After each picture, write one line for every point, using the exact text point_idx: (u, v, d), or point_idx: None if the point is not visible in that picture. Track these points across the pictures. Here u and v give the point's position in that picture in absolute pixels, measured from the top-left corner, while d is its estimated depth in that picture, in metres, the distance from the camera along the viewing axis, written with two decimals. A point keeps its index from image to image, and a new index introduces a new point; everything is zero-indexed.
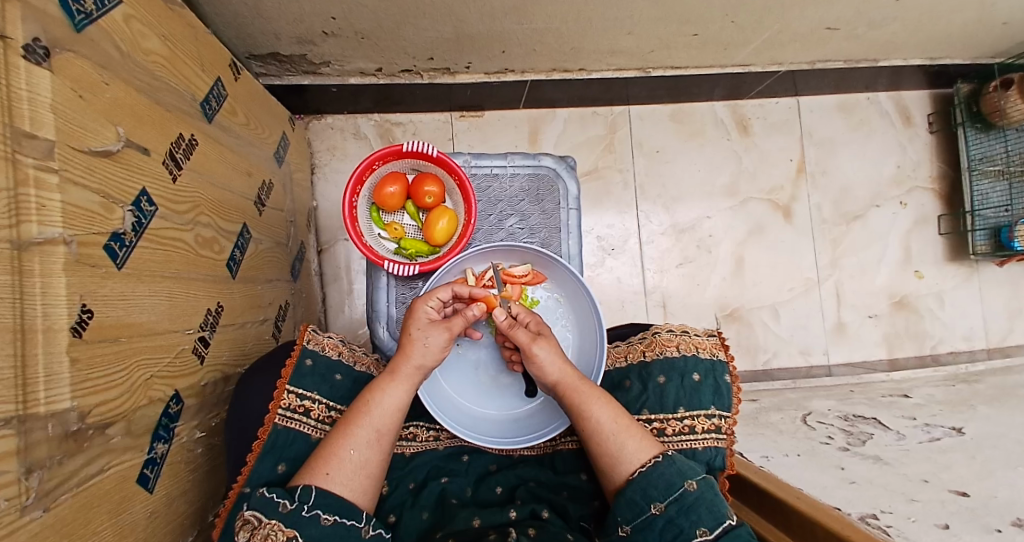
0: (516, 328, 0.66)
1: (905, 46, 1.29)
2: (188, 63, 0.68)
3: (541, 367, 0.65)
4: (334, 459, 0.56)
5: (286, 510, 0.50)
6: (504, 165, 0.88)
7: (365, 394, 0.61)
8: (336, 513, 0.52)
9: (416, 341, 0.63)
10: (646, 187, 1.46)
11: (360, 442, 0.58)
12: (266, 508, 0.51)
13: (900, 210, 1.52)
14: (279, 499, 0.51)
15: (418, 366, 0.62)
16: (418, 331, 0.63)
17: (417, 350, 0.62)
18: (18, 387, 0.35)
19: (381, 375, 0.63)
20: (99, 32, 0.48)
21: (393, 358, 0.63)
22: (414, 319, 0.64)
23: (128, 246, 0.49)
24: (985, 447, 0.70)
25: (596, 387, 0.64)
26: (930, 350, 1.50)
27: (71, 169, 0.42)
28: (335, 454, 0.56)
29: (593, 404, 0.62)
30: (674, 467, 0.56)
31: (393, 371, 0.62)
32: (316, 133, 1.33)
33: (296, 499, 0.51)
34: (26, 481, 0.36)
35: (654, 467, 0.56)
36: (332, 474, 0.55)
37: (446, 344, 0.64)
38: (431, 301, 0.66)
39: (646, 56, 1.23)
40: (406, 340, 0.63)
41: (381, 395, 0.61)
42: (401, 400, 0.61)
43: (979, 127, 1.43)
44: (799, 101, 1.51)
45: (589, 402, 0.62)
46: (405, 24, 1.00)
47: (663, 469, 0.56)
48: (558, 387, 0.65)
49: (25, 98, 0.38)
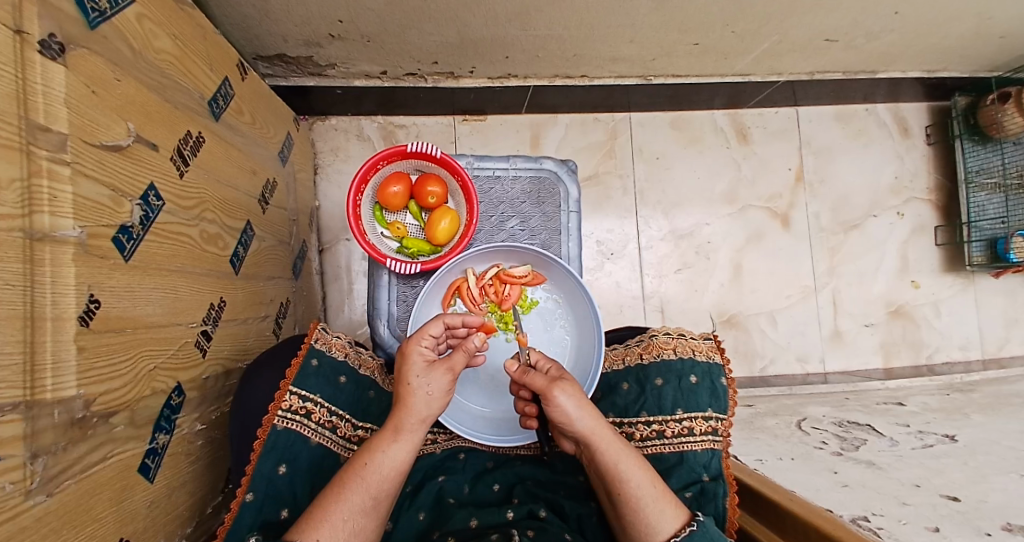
0: (530, 374, 0.61)
1: (902, 59, 1.31)
2: (197, 62, 0.69)
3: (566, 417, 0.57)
4: (326, 526, 0.51)
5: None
6: (506, 168, 0.89)
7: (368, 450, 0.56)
8: None
9: (416, 392, 0.57)
10: (646, 193, 1.48)
11: (355, 508, 0.53)
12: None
13: (897, 220, 1.54)
14: None
15: (425, 419, 0.57)
16: (417, 380, 0.58)
17: (422, 401, 0.57)
18: (26, 373, 0.36)
19: (386, 429, 0.57)
20: (112, 31, 0.49)
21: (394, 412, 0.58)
22: (412, 365, 0.59)
23: (135, 239, 0.50)
24: (977, 454, 0.71)
25: (627, 446, 0.57)
26: (926, 359, 1.51)
27: (83, 162, 0.43)
28: (326, 521, 0.51)
29: (628, 467, 0.56)
30: (711, 536, 0.52)
31: (398, 429, 0.57)
32: (320, 134, 1.34)
33: None
34: (31, 466, 0.36)
35: (692, 538, 0.52)
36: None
37: (449, 388, 0.60)
38: (424, 340, 0.61)
39: (647, 63, 1.25)
40: (406, 391, 0.58)
41: (384, 453, 0.56)
42: (403, 462, 0.57)
43: (975, 140, 1.45)
44: (798, 111, 1.53)
45: (623, 465, 0.56)
46: (411, 29, 1.02)
47: (700, 539, 0.52)
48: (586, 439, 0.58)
49: (40, 92, 0.39)
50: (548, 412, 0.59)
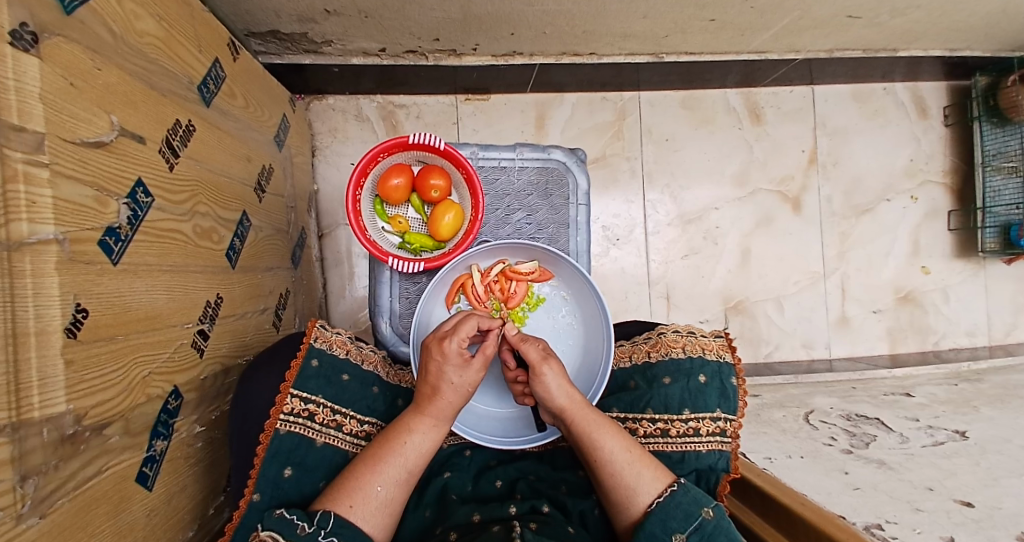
0: (527, 344, 0.64)
1: (927, 36, 1.24)
2: (185, 44, 0.65)
3: (548, 391, 0.62)
4: (360, 492, 0.54)
5: (303, 532, 0.49)
6: (512, 158, 0.85)
7: (397, 429, 0.59)
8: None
9: (451, 385, 0.60)
10: (654, 176, 1.43)
11: (388, 479, 0.56)
12: (284, 529, 0.50)
13: (911, 204, 1.50)
14: (298, 521, 0.50)
15: (454, 406, 0.61)
16: (452, 375, 0.60)
17: (454, 393, 0.60)
18: (10, 394, 0.34)
19: (413, 411, 0.61)
20: (89, 14, 0.45)
21: (423, 397, 0.61)
22: (444, 360, 0.59)
23: (124, 240, 0.48)
24: (989, 453, 0.70)
25: (601, 415, 0.62)
26: (932, 345, 1.50)
27: (63, 162, 0.40)
28: (360, 488, 0.55)
29: (603, 434, 0.60)
30: (690, 496, 0.55)
31: (430, 414, 0.60)
32: (317, 114, 1.29)
33: (314, 524, 0.50)
34: (22, 489, 0.35)
35: (671, 496, 0.56)
36: (356, 507, 0.54)
37: (479, 381, 0.62)
38: (455, 339, 0.60)
39: (659, 40, 1.18)
40: (438, 382, 0.60)
41: (411, 434, 0.59)
42: (433, 443, 0.60)
43: (995, 122, 1.39)
44: (814, 90, 1.47)
45: (599, 432, 0.60)
46: (411, 3, 0.96)
47: (680, 498, 0.55)
48: (564, 414, 0.62)
49: (12, 87, 0.35)
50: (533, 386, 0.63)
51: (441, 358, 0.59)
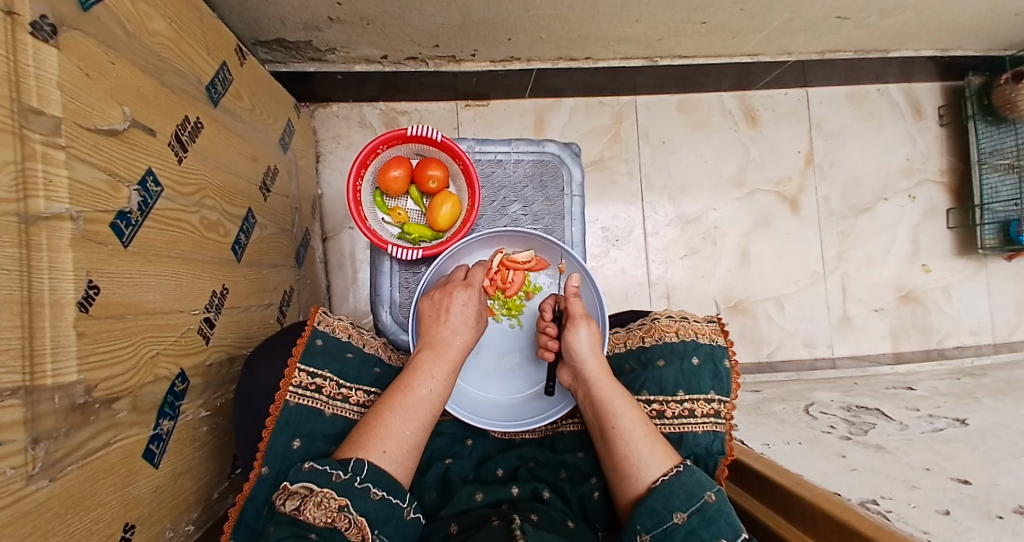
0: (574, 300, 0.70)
1: (918, 36, 1.27)
2: (194, 46, 0.68)
3: (577, 349, 0.66)
4: (390, 438, 0.56)
5: (340, 479, 0.51)
6: (508, 151, 0.88)
7: (410, 376, 0.61)
8: (385, 490, 0.52)
9: (470, 328, 0.67)
10: (652, 178, 1.46)
11: (416, 423, 0.58)
12: (319, 478, 0.51)
13: (909, 203, 1.51)
14: (332, 470, 0.52)
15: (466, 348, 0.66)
16: (471, 319, 0.67)
17: (467, 335, 0.66)
18: (24, 358, 0.36)
19: (429, 358, 0.63)
20: (105, 12, 0.48)
21: (431, 343, 0.65)
22: (466, 303, 0.67)
23: (134, 225, 0.50)
24: (989, 438, 0.70)
25: (622, 386, 0.63)
26: (936, 344, 1.49)
27: (78, 146, 0.42)
28: (390, 433, 0.56)
29: (619, 400, 0.62)
30: (694, 478, 0.55)
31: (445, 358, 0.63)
32: (322, 121, 1.33)
33: (349, 471, 0.52)
34: (33, 451, 0.37)
35: (675, 476, 0.56)
36: (390, 452, 0.55)
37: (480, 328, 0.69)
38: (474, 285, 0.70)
39: (653, 44, 1.22)
40: (453, 327, 0.66)
41: (428, 380, 0.61)
42: (445, 387, 0.62)
43: (990, 120, 1.41)
44: (808, 92, 1.49)
45: (614, 398, 0.62)
46: (411, 10, 1.00)
47: (683, 479, 0.55)
48: (584, 375, 0.65)
49: (32, 73, 0.38)
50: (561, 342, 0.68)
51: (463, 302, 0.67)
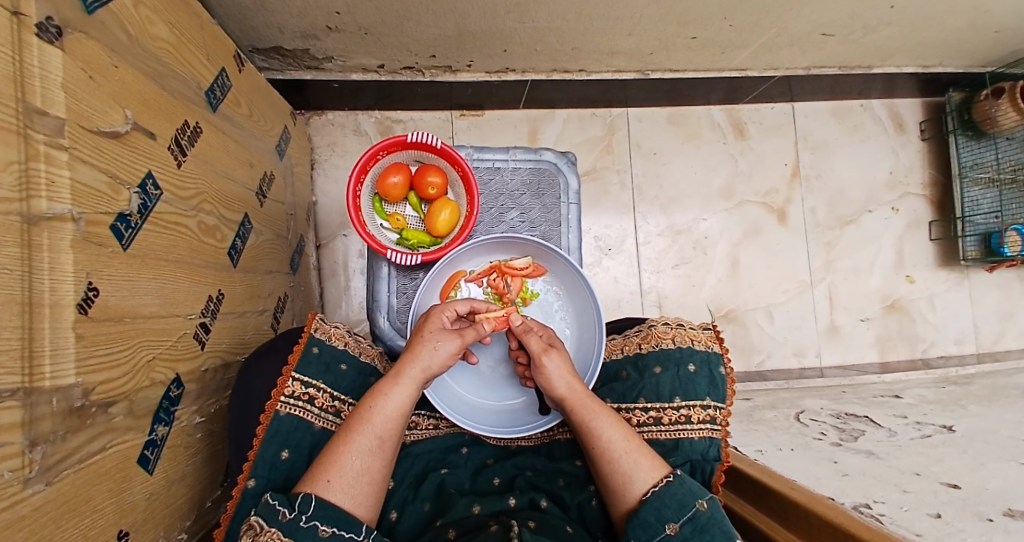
0: (528, 335, 0.67)
1: (898, 53, 1.32)
2: (195, 52, 0.69)
3: (550, 380, 0.64)
4: (335, 466, 0.55)
5: (285, 519, 0.50)
6: (506, 159, 0.89)
7: (371, 397, 0.60)
8: (333, 526, 0.50)
9: (426, 342, 0.62)
10: (644, 188, 1.48)
11: (362, 448, 0.56)
12: (268, 515, 0.51)
13: (892, 214, 1.55)
14: (279, 507, 0.51)
15: (425, 370, 0.61)
16: (433, 336, 0.62)
17: (427, 352, 0.61)
18: (23, 359, 0.36)
19: (387, 378, 0.61)
20: (109, 16, 0.48)
21: (400, 358, 0.62)
22: (431, 323, 0.64)
23: (133, 227, 0.50)
24: (975, 442, 0.72)
25: (603, 405, 0.63)
26: (921, 352, 1.52)
27: (80, 148, 0.42)
28: (336, 461, 0.55)
29: (601, 422, 0.61)
30: (685, 487, 0.56)
31: (398, 375, 0.60)
32: (317, 129, 1.34)
33: (295, 509, 0.51)
34: (30, 454, 0.36)
35: (666, 487, 0.56)
36: (333, 482, 0.54)
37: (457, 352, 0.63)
38: (448, 311, 0.66)
39: (645, 58, 1.25)
40: (416, 340, 0.62)
41: (386, 399, 0.59)
42: (406, 405, 0.60)
43: (970, 135, 1.46)
44: (794, 106, 1.54)
45: (597, 420, 0.61)
46: (409, 21, 1.02)
47: (674, 489, 0.56)
48: (565, 402, 0.64)
49: (37, 75, 0.38)
50: (535, 375, 0.66)
51: (433, 323, 0.64)
